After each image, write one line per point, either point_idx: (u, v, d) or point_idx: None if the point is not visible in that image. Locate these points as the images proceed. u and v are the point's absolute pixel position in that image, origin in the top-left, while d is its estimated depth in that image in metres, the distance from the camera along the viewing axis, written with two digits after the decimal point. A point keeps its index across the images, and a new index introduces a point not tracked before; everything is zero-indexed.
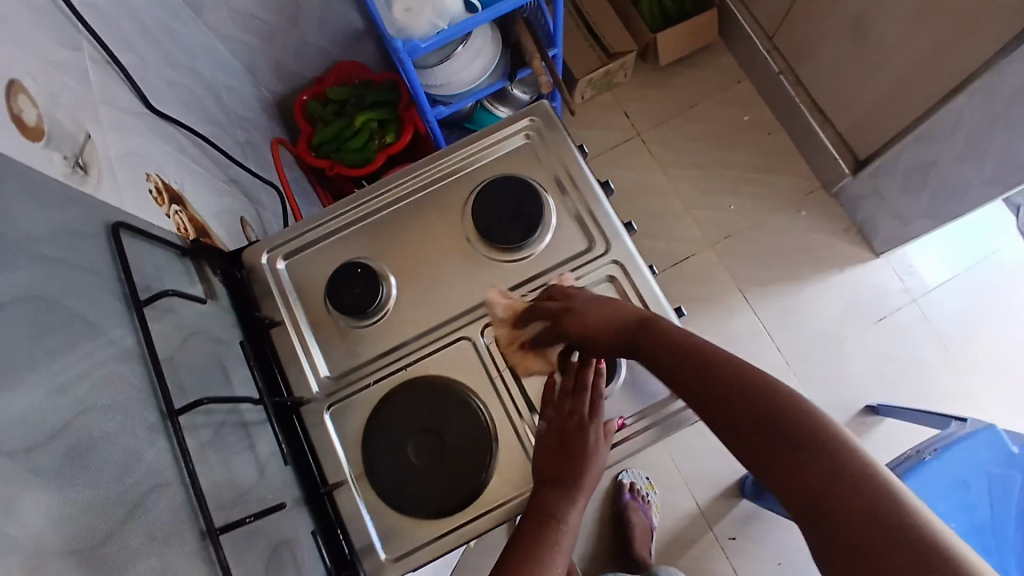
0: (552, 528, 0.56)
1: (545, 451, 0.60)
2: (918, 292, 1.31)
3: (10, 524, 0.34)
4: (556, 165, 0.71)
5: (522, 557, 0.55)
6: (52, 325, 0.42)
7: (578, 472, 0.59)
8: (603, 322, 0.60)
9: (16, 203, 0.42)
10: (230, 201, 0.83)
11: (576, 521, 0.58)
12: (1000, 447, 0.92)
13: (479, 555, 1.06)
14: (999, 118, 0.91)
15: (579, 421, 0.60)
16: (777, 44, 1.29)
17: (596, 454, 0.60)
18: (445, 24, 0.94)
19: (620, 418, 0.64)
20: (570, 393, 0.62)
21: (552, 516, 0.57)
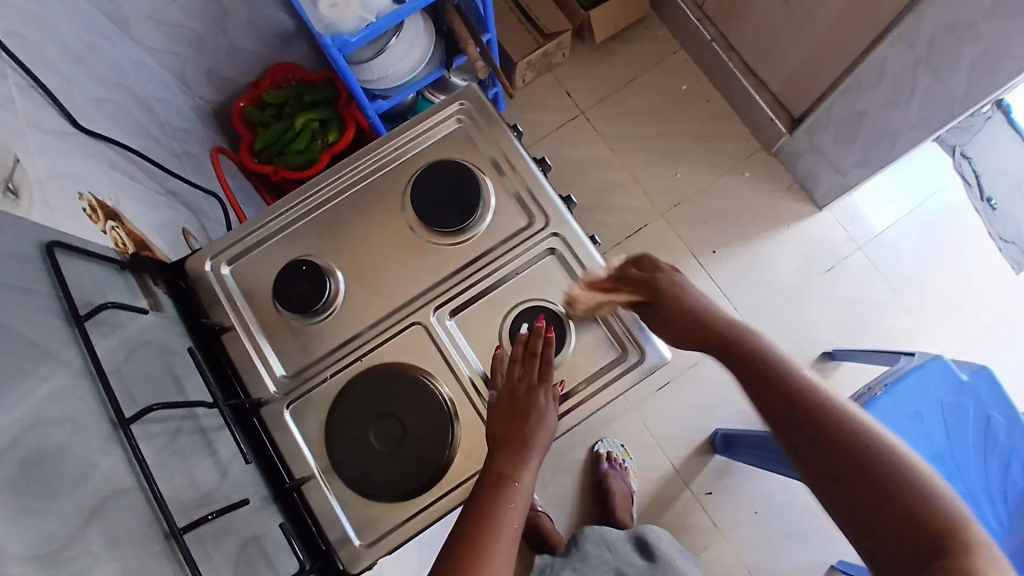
0: (507, 489, 0.58)
1: (495, 417, 0.62)
2: (863, 240, 1.36)
3: None
4: (491, 147, 0.72)
5: (474, 524, 0.56)
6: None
7: (524, 438, 0.60)
8: (683, 325, 0.64)
9: None
10: (169, 213, 0.83)
11: (529, 482, 0.59)
12: (947, 376, 0.96)
13: None
14: (921, 62, 0.95)
15: (529, 385, 0.63)
16: (707, 11, 1.32)
17: (543, 419, 0.62)
18: (372, 17, 0.94)
19: (560, 385, 0.66)
20: (525, 362, 0.64)
21: (505, 477, 0.58)
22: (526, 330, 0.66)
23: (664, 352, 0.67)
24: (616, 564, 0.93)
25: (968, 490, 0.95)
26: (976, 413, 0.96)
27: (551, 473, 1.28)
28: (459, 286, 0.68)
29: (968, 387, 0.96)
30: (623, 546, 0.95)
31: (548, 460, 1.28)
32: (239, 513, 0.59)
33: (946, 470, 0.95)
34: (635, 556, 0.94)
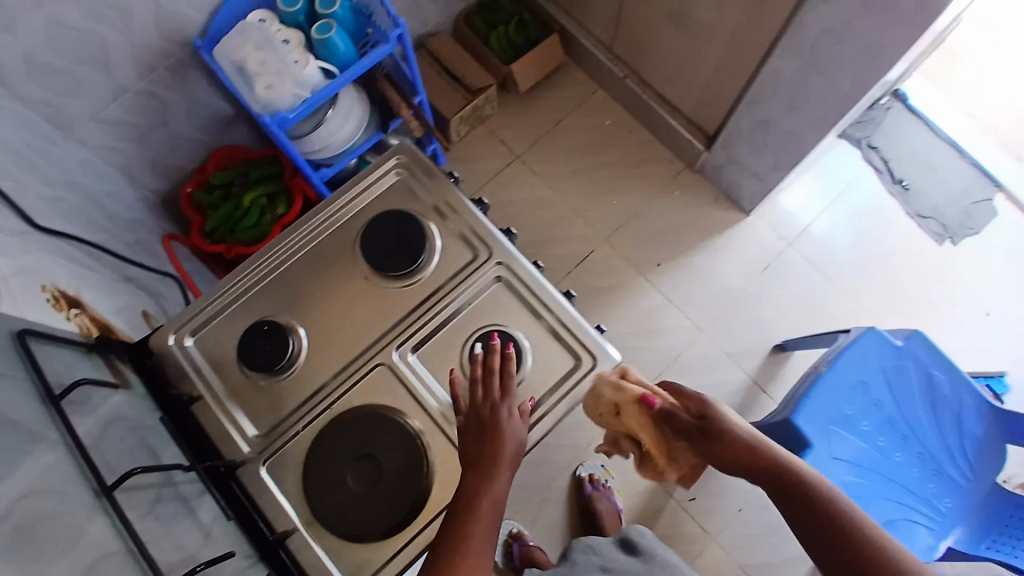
0: (476, 506, 0.60)
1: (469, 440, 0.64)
2: (792, 236, 1.46)
3: None
4: (430, 193, 0.78)
5: (449, 540, 0.58)
6: None
7: (496, 448, 0.63)
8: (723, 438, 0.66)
9: None
10: (125, 300, 0.85)
11: (500, 491, 0.62)
12: (885, 345, 1.03)
13: None
14: (809, 68, 1.06)
15: (492, 404, 0.66)
16: (617, 53, 1.44)
17: (512, 434, 0.65)
18: (307, 93, 1.02)
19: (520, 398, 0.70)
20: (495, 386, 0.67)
21: (475, 495, 0.60)
22: (480, 349, 0.70)
23: (612, 353, 0.73)
24: (603, 565, 0.86)
25: (925, 447, 1.05)
26: (917, 373, 1.05)
27: (539, 505, 1.29)
28: (418, 324, 0.73)
29: (906, 351, 1.04)
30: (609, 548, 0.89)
31: (533, 491, 1.29)
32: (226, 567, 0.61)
33: (900, 433, 1.04)
34: (620, 554, 0.88)
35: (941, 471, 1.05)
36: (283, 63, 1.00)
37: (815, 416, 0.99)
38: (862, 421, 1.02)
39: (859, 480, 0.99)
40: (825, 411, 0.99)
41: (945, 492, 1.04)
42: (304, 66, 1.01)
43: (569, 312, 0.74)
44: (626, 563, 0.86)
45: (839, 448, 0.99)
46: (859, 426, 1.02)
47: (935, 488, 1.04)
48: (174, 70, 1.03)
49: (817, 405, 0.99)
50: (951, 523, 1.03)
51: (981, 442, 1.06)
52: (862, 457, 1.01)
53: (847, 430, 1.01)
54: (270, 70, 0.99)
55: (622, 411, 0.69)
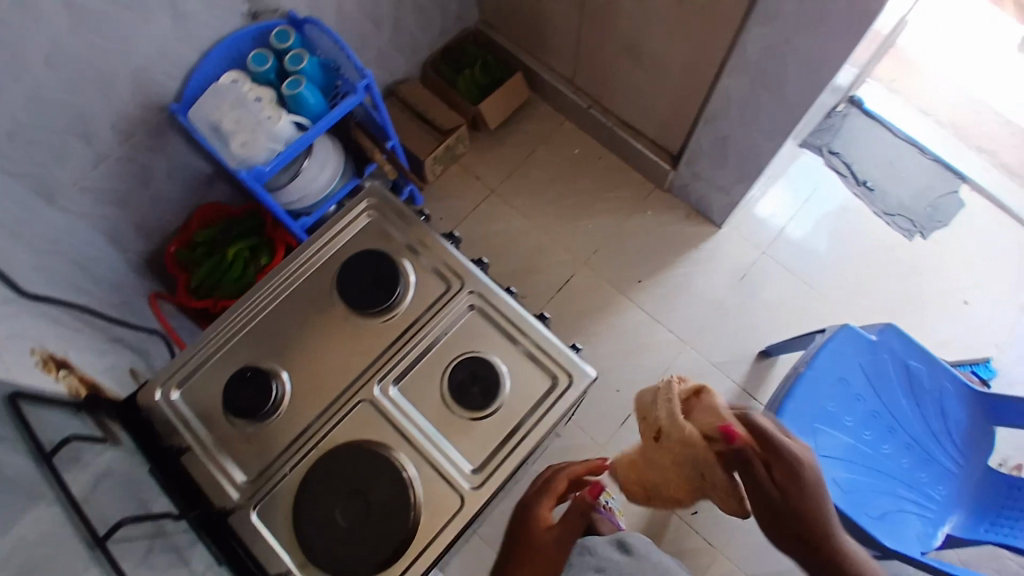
0: None
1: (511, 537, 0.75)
2: (764, 245, 1.50)
3: None
4: (401, 232, 0.81)
5: None
6: None
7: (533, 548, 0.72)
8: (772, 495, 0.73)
9: None
10: (112, 359, 0.89)
11: None
12: (858, 340, 1.06)
13: None
14: (756, 84, 1.11)
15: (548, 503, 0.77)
16: (578, 84, 1.50)
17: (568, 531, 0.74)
18: (281, 146, 1.07)
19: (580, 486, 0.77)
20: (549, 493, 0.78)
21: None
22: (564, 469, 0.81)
23: (588, 368, 0.75)
24: (598, 564, 0.87)
25: (912, 436, 1.07)
26: (894, 365, 1.07)
27: None
28: (397, 358, 0.75)
29: (880, 345, 1.07)
30: (605, 546, 0.90)
31: None
32: None
33: (884, 425, 1.06)
34: (615, 552, 0.89)
35: (932, 459, 1.06)
36: (256, 120, 1.05)
37: (799, 415, 1.01)
38: (846, 417, 1.04)
39: (850, 475, 1.01)
40: (808, 410, 1.02)
41: (938, 479, 1.05)
42: (276, 121, 1.06)
43: (542, 332, 0.76)
44: (620, 562, 0.87)
45: (825, 444, 1.01)
46: (844, 422, 1.03)
47: (928, 477, 1.05)
48: (152, 134, 1.07)
49: (800, 404, 1.01)
50: (947, 510, 1.03)
51: (968, 427, 1.07)
52: (850, 452, 1.02)
53: (833, 427, 1.02)
54: (244, 128, 1.05)
55: (663, 439, 0.74)
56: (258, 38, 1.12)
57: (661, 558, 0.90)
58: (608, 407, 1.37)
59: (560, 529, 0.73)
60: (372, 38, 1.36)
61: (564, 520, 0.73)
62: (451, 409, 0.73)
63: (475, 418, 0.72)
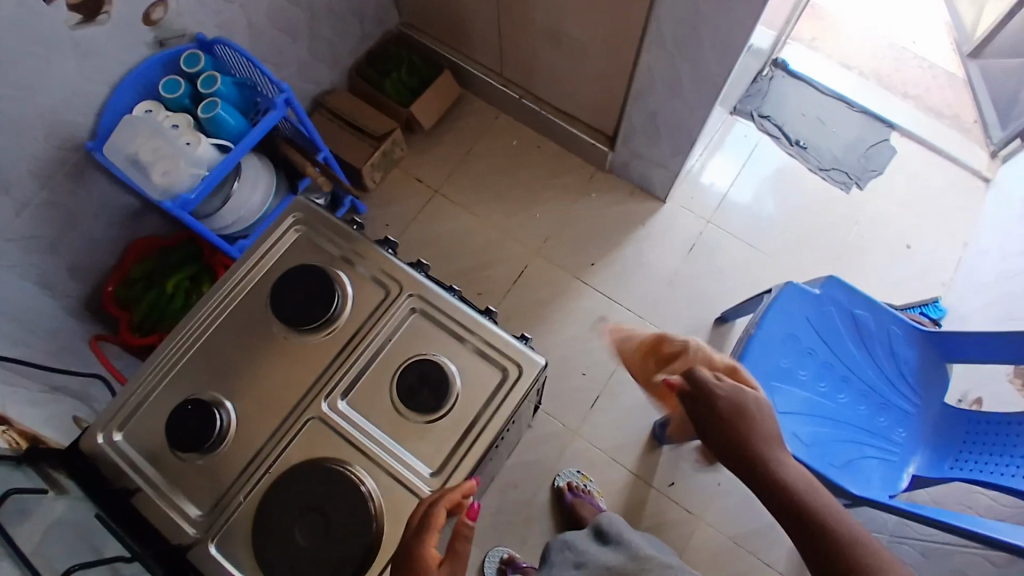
0: None
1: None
2: (709, 214, 1.53)
3: None
4: (333, 243, 0.80)
5: None
6: None
7: None
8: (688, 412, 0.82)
9: None
10: (56, 410, 0.89)
11: None
12: (802, 296, 1.09)
13: None
14: (675, 55, 1.13)
15: (415, 532, 0.64)
16: (507, 76, 1.50)
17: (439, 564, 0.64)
18: (205, 170, 1.05)
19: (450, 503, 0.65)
20: (417, 521, 0.64)
21: None
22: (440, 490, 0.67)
23: (538, 357, 0.75)
24: (576, 559, 0.88)
25: (865, 382, 1.10)
26: (840, 315, 1.10)
27: (526, 524, 1.29)
28: (343, 371, 0.74)
29: (824, 297, 1.10)
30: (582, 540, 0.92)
31: (516, 513, 1.30)
32: None
33: (838, 375, 1.10)
34: (594, 545, 0.90)
35: (888, 402, 1.10)
36: (175, 148, 1.02)
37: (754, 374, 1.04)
38: (799, 371, 1.07)
39: (810, 427, 1.04)
40: (762, 368, 1.05)
41: (896, 422, 1.09)
42: (196, 146, 1.03)
43: (486, 325, 0.76)
44: (597, 552, 0.88)
45: (783, 401, 1.04)
46: (798, 376, 1.07)
47: (886, 420, 1.09)
48: (72, 175, 1.03)
49: (753, 364, 1.04)
50: (910, 452, 1.07)
51: (919, 365, 1.10)
52: (807, 406, 1.06)
53: (787, 383, 1.05)
54: (163, 157, 1.02)
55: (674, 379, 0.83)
56: (168, 64, 1.09)
57: (636, 538, 0.89)
58: (576, 392, 1.38)
59: (451, 564, 0.64)
60: (290, 51, 1.33)
61: (452, 552, 0.64)
62: (403, 413, 0.72)
63: (429, 420, 0.72)
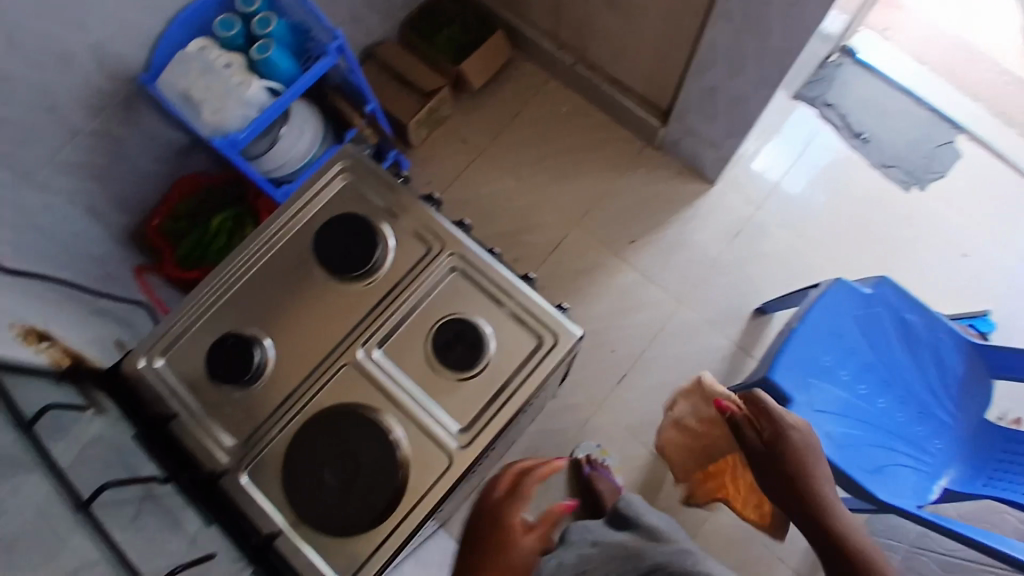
0: None
1: (469, 533, 0.73)
2: (759, 201, 1.48)
3: None
4: (378, 196, 0.80)
5: None
6: None
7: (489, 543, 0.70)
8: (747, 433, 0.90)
9: None
10: (100, 331, 0.92)
11: None
12: (851, 293, 1.06)
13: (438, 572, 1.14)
14: (742, 30, 1.08)
15: (501, 492, 0.75)
16: (562, 40, 1.46)
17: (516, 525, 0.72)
18: (255, 112, 1.05)
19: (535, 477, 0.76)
20: (506, 488, 0.75)
21: None
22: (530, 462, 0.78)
23: (575, 328, 0.74)
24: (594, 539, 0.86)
25: (908, 390, 1.07)
26: (889, 317, 1.07)
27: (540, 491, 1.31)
28: (381, 322, 0.75)
29: (875, 298, 1.06)
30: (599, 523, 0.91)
31: None
32: (206, 564, 0.68)
33: (880, 379, 1.07)
34: (612, 528, 0.89)
35: (926, 411, 1.07)
36: (226, 87, 1.03)
37: (792, 368, 1.01)
38: (840, 371, 1.04)
39: (844, 429, 1.01)
40: (801, 362, 1.02)
41: (934, 433, 1.06)
42: (247, 87, 1.03)
43: (524, 290, 0.75)
44: (617, 534, 0.86)
45: (819, 398, 1.01)
46: (838, 376, 1.04)
47: (922, 429, 1.06)
48: (124, 107, 1.05)
49: (793, 358, 1.02)
50: (943, 465, 1.05)
51: (963, 378, 1.07)
52: (844, 406, 1.03)
53: (825, 380, 1.03)
54: (215, 96, 1.02)
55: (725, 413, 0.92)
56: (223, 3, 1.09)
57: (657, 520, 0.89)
58: (603, 367, 1.38)
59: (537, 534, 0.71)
60: None
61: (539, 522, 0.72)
62: (436, 369, 0.73)
63: (461, 378, 0.72)
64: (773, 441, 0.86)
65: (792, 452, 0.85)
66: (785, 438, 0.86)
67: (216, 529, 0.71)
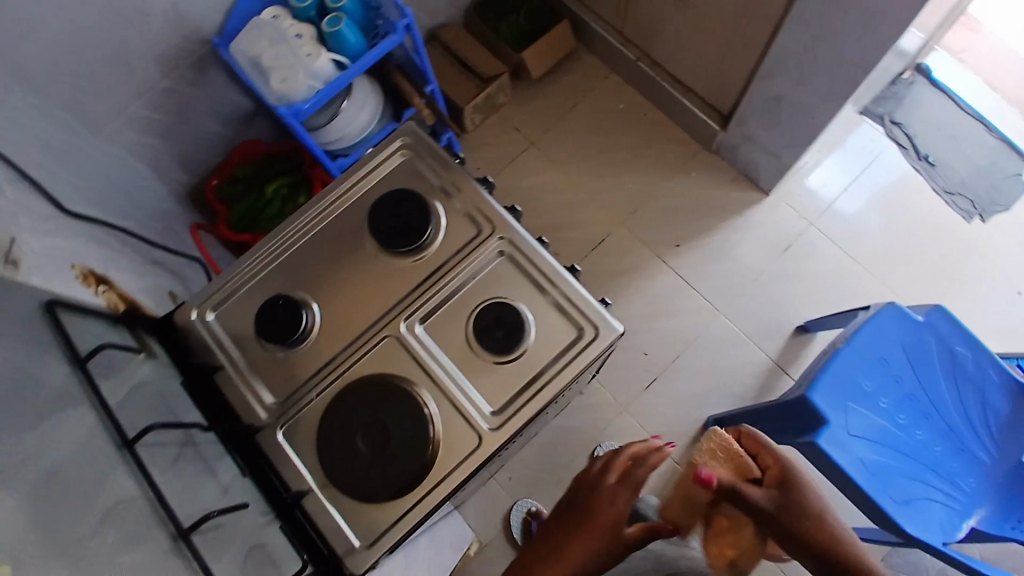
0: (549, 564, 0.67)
1: (567, 503, 0.71)
2: (813, 216, 1.44)
3: None
4: (434, 174, 0.81)
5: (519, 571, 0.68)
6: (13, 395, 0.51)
7: (585, 517, 0.68)
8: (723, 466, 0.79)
9: None
10: (155, 281, 0.96)
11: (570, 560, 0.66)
12: (902, 319, 1.02)
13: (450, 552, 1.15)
14: (817, 37, 1.04)
15: (613, 474, 0.70)
16: (627, 35, 1.44)
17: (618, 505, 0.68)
18: (321, 84, 1.07)
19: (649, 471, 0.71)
20: (619, 474, 0.70)
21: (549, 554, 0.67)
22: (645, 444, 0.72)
23: (616, 324, 0.74)
24: None
25: (949, 425, 1.03)
26: (938, 348, 1.03)
27: (557, 484, 1.31)
28: (425, 298, 0.76)
29: (926, 326, 1.03)
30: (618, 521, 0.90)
31: (551, 472, 1.31)
32: (236, 515, 0.69)
33: (920, 410, 1.02)
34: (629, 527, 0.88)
35: (965, 449, 1.02)
36: (295, 57, 1.05)
37: (831, 389, 0.98)
38: (881, 398, 1.01)
39: (878, 457, 0.98)
40: (842, 385, 0.99)
41: (970, 472, 1.01)
42: (316, 59, 1.06)
43: (570, 281, 0.75)
44: None
45: (856, 422, 0.98)
46: (877, 402, 1.00)
47: (958, 466, 1.01)
48: (196, 67, 1.08)
49: (833, 379, 0.99)
50: (974, 503, 1.00)
51: (1006, 419, 1.03)
52: (881, 434, 0.99)
53: (865, 405, 0.99)
54: (283, 64, 1.04)
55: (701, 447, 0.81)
56: None
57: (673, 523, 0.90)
58: (634, 369, 1.37)
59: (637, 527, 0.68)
60: None
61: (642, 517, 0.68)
62: (474, 351, 0.73)
63: (498, 362, 0.73)
64: (782, 481, 0.75)
65: (803, 495, 0.74)
66: (797, 477, 0.75)
67: (249, 482, 0.74)
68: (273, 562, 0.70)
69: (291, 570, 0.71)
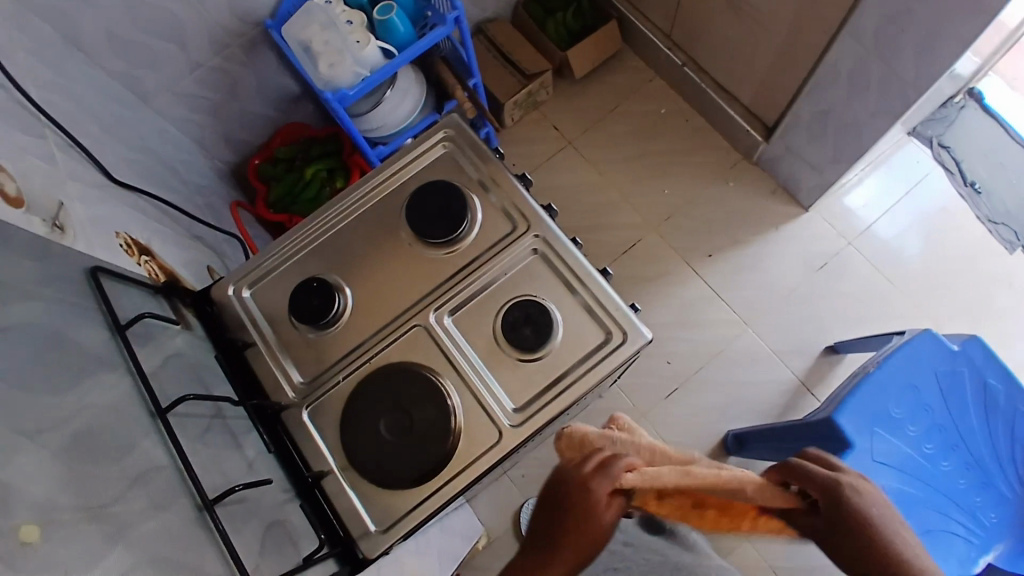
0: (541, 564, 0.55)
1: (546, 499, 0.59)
2: (852, 234, 1.41)
3: (28, 488, 0.44)
4: (474, 168, 0.81)
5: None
6: (55, 357, 0.53)
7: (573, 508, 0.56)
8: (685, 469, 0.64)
9: (17, 273, 0.53)
10: (194, 254, 0.98)
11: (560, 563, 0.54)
12: (936, 347, 0.99)
13: (458, 544, 1.16)
14: (871, 52, 1.01)
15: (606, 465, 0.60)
16: (675, 39, 1.42)
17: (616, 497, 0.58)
18: (366, 71, 1.08)
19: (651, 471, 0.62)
20: (592, 463, 0.59)
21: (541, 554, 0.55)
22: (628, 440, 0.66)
23: (645, 330, 0.73)
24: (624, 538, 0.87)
25: (976, 458, 0.99)
26: (972, 379, 1.00)
27: None
28: (457, 291, 0.76)
29: (961, 356, 1.00)
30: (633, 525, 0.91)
31: None
32: (259, 491, 0.70)
33: (948, 441, 0.99)
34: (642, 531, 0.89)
35: (989, 483, 0.98)
36: (344, 43, 1.06)
37: (859, 413, 0.96)
38: (910, 425, 0.98)
39: (900, 485, 0.95)
40: (870, 409, 0.97)
41: (992, 507, 0.97)
42: (364, 46, 1.06)
43: (603, 285, 0.74)
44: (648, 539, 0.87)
45: (881, 449, 0.96)
46: (905, 429, 0.97)
47: (982, 501, 0.97)
48: (246, 47, 1.10)
49: (860, 402, 0.97)
50: (994, 538, 0.96)
51: None
52: (906, 462, 0.96)
53: (892, 432, 0.97)
54: (332, 49, 1.06)
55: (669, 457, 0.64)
56: None
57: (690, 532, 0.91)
58: (655, 376, 1.35)
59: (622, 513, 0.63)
60: None
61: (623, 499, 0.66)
62: (502, 347, 0.73)
63: (524, 360, 0.73)
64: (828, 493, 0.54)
65: (861, 509, 0.52)
66: (844, 489, 0.54)
67: (273, 459, 0.76)
68: (290, 538, 0.71)
69: (308, 549, 0.72)
